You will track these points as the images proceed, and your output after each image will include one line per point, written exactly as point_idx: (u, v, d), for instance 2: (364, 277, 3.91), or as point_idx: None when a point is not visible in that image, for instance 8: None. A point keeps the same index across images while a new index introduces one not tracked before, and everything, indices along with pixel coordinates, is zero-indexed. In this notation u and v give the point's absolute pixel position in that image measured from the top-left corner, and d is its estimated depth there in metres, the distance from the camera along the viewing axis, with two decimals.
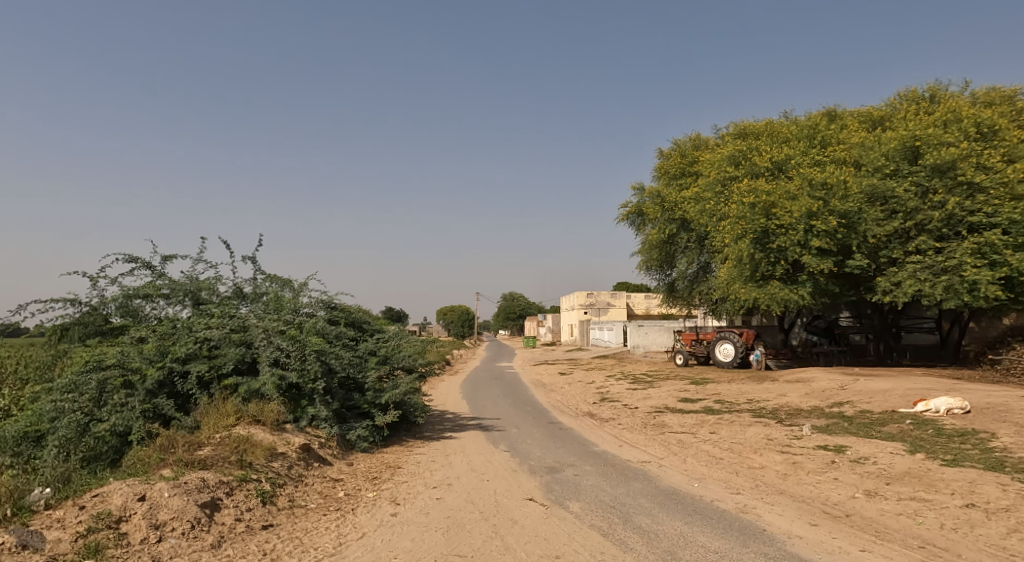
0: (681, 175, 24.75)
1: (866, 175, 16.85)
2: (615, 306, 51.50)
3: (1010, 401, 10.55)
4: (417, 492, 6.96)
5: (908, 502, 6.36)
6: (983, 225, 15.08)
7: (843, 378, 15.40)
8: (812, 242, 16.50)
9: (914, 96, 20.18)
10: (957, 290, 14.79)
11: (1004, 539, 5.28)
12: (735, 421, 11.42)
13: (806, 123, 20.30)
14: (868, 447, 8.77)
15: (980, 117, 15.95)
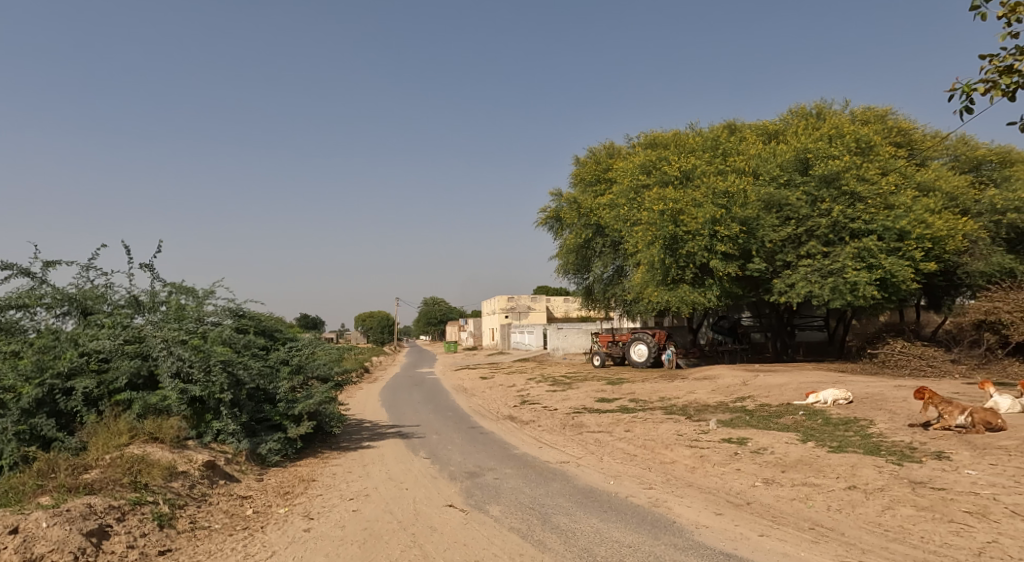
0: (596, 181, 25.49)
1: (763, 185, 18.05)
2: (536, 310, 52.22)
3: (886, 391, 11.62)
4: (332, 505, 6.77)
5: (800, 487, 6.88)
6: (861, 231, 16.51)
7: (745, 375, 16.38)
8: (717, 247, 17.46)
9: (803, 112, 21.86)
10: (841, 290, 16.17)
11: (880, 516, 5.81)
12: (648, 419, 11.91)
13: (710, 135, 21.47)
14: (766, 438, 9.38)
15: (859, 133, 17.50)
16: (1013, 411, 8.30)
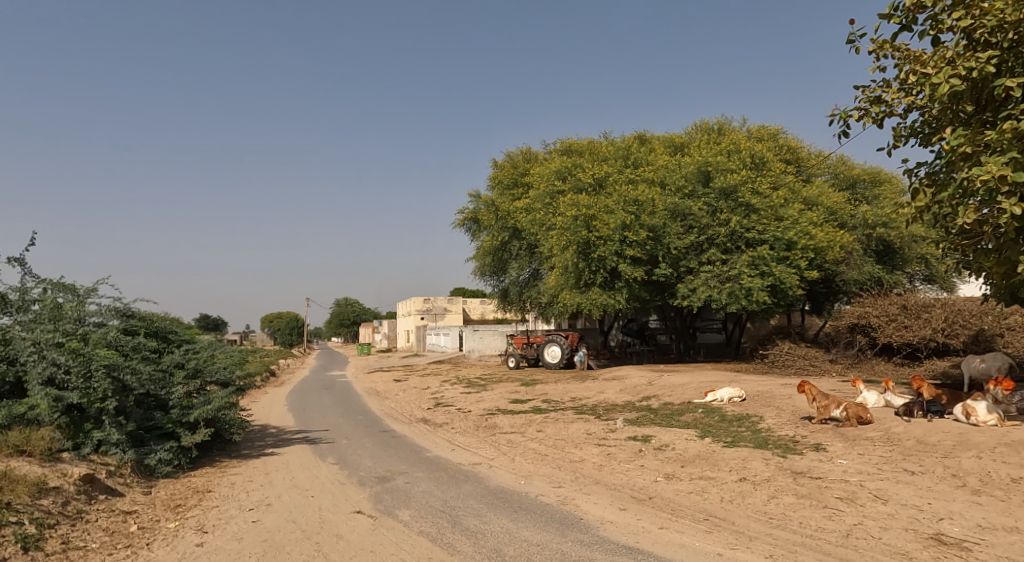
0: (514, 185, 25.73)
1: (670, 195, 18.86)
2: (451, 312, 51.98)
3: (775, 389, 12.49)
4: (228, 517, 6.41)
5: (698, 481, 7.24)
6: (756, 241, 17.69)
7: (651, 375, 17.07)
8: (627, 252, 18.08)
9: (706, 127, 23.15)
10: (737, 295, 17.22)
11: (767, 505, 6.22)
12: (559, 419, 12.13)
13: (621, 144, 22.26)
14: (669, 434, 9.82)
15: (754, 149, 18.76)
16: (880, 405, 9.15)
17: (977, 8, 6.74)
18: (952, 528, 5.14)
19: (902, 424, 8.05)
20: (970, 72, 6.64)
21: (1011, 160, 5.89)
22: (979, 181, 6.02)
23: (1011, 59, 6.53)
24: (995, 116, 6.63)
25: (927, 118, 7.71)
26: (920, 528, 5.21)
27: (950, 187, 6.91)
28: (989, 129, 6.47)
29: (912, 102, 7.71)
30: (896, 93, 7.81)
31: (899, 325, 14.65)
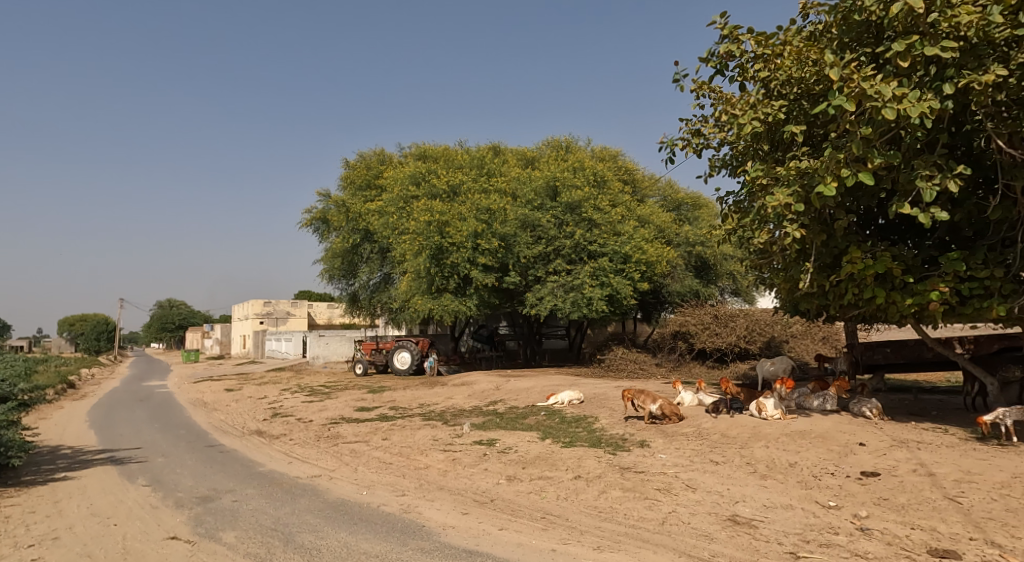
0: (366, 187, 25.10)
1: (520, 206, 19.77)
2: (296, 317, 49.26)
3: (609, 391, 13.48)
4: (5, 556, 5.54)
5: (537, 481, 7.60)
6: (597, 253, 18.87)
7: (497, 380, 17.55)
8: (478, 260, 18.44)
9: (556, 144, 24.50)
10: (579, 304, 18.30)
11: (597, 499, 6.72)
12: (406, 426, 12.04)
13: (475, 153, 22.74)
14: (512, 437, 10.18)
15: (597, 169, 20.21)
16: (694, 404, 10.29)
17: (772, 64, 7.99)
18: (745, 509, 5.94)
19: (710, 420, 9.13)
20: (766, 117, 7.82)
21: (795, 193, 7.03)
22: (771, 209, 7.09)
23: (796, 109, 7.81)
24: (784, 156, 7.86)
25: (735, 152, 8.93)
26: (720, 511, 5.95)
27: (751, 214, 8.04)
28: (779, 166, 7.65)
29: (723, 138, 8.88)
30: (712, 129, 8.94)
31: (711, 332, 16.55)
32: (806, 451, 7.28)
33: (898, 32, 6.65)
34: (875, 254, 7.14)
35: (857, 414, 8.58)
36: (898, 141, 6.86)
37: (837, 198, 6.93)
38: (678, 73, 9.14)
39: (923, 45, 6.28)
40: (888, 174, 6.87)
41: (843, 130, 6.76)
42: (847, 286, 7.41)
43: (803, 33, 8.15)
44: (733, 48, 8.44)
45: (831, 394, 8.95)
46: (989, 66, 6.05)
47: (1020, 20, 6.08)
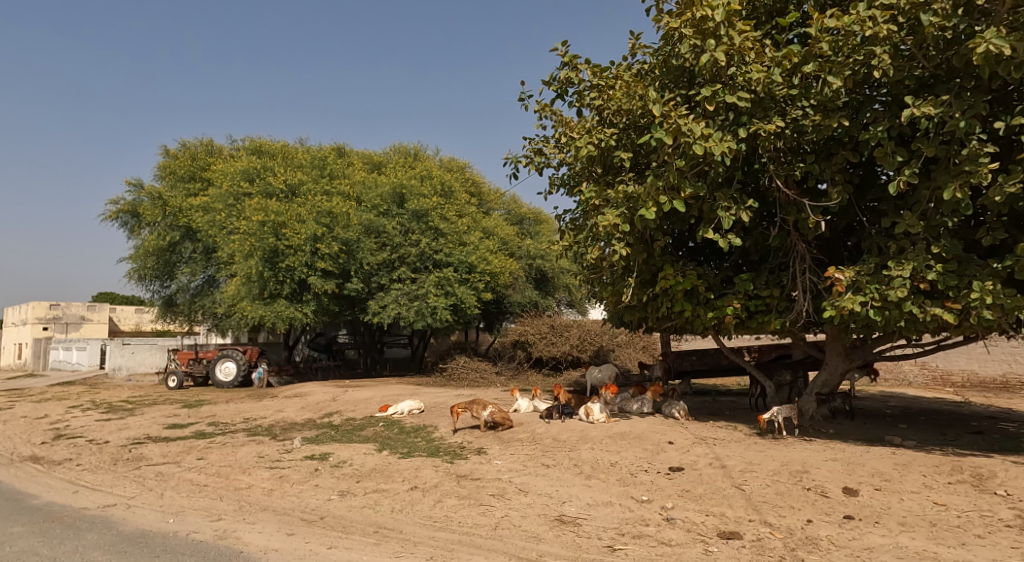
0: (191, 179, 22.89)
1: (365, 211, 19.33)
2: (94, 322, 43.23)
3: (449, 400, 13.60)
4: None
5: (371, 494, 7.45)
6: (442, 262, 19.02)
7: (334, 391, 16.88)
8: (317, 264, 17.65)
9: (404, 150, 24.42)
10: (423, 313, 18.25)
11: (432, 509, 6.75)
12: (227, 443, 11.11)
13: (317, 153, 21.82)
14: (347, 451, 9.85)
15: (445, 179, 20.49)
16: (529, 411, 10.76)
17: (605, 94, 8.70)
18: (570, 508, 6.34)
19: (543, 425, 9.60)
20: (599, 143, 8.48)
21: (622, 214, 7.70)
22: (601, 227, 7.70)
23: (624, 138, 8.57)
24: (614, 179, 8.58)
25: (572, 173, 9.56)
26: (548, 512, 6.29)
27: (584, 231, 8.64)
28: (609, 189, 8.33)
29: (563, 158, 9.46)
30: (552, 149, 9.49)
31: (548, 341, 17.50)
32: (625, 451, 7.97)
33: (706, 79, 7.61)
34: (685, 273, 8.05)
35: (668, 415, 9.58)
36: (705, 175, 7.82)
37: (656, 221, 7.72)
38: (522, 93, 9.59)
39: (724, 94, 7.29)
40: (696, 202, 7.80)
41: (662, 161, 7.56)
42: (663, 300, 8.27)
43: (632, 69, 8.99)
44: (573, 75, 9.06)
45: (648, 397, 9.90)
46: (773, 117, 7.16)
47: (794, 82, 7.29)
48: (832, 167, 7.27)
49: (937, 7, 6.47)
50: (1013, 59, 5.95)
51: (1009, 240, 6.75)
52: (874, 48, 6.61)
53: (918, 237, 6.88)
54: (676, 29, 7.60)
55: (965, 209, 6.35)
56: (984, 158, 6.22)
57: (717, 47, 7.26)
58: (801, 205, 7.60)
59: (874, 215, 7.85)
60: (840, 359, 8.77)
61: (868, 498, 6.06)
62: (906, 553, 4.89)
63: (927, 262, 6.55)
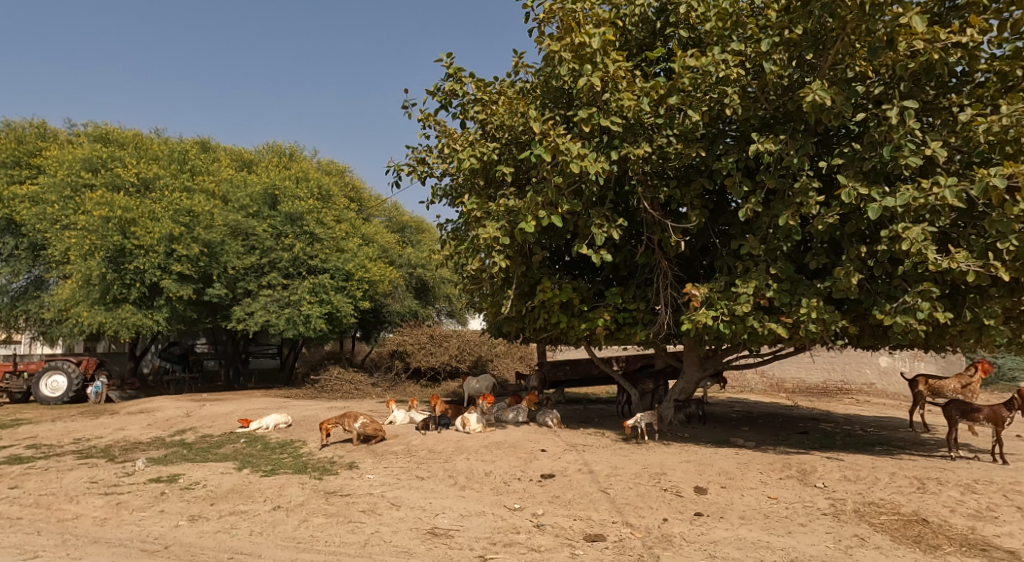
0: (16, 166, 20.08)
1: (231, 211, 18.06)
2: None
3: (319, 413, 12.98)
4: None
5: (226, 518, 6.90)
6: (318, 268, 18.19)
7: (188, 406, 15.50)
8: (172, 267, 16.19)
9: (278, 149, 23.29)
10: (294, 321, 17.34)
11: (295, 530, 6.39)
12: (52, 468, 9.77)
13: (177, 146, 20.14)
14: (200, 471, 9.07)
15: (322, 182, 19.79)
16: (405, 423, 10.58)
17: (488, 109, 8.86)
18: (442, 520, 6.29)
19: (419, 437, 9.47)
20: (481, 156, 8.59)
21: (502, 227, 7.84)
22: (482, 239, 7.78)
23: (506, 153, 8.76)
24: (495, 193, 8.72)
25: (455, 184, 9.60)
26: (419, 526, 6.19)
27: (465, 242, 8.68)
28: (491, 202, 8.45)
29: (445, 169, 9.47)
30: (435, 159, 9.47)
31: (427, 351, 17.39)
32: (499, 460, 8.06)
33: (583, 102, 7.99)
34: (561, 285, 8.35)
35: (542, 423, 9.85)
36: (580, 193, 8.18)
37: (534, 235, 7.95)
38: (406, 101, 9.48)
39: (599, 117, 7.70)
40: (572, 218, 8.13)
41: (541, 177, 7.81)
42: (540, 312, 8.51)
43: (515, 86, 9.22)
44: (456, 87, 9.11)
45: (523, 407, 10.11)
46: (642, 142, 7.66)
47: (661, 112, 7.86)
48: (691, 192, 7.91)
49: (778, 56, 7.32)
50: (836, 107, 6.86)
51: (831, 263, 7.73)
52: (727, 87, 7.30)
53: (760, 258, 7.66)
54: (556, 52, 7.91)
55: (797, 235, 7.19)
56: (813, 191, 7.08)
57: (593, 73, 7.65)
58: (664, 225, 8.18)
59: (725, 238, 8.63)
60: (695, 368, 9.49)
61: (715, 495, 6.61)
62: (745, 544, 5.39)
63: (767, 281, 7.32)
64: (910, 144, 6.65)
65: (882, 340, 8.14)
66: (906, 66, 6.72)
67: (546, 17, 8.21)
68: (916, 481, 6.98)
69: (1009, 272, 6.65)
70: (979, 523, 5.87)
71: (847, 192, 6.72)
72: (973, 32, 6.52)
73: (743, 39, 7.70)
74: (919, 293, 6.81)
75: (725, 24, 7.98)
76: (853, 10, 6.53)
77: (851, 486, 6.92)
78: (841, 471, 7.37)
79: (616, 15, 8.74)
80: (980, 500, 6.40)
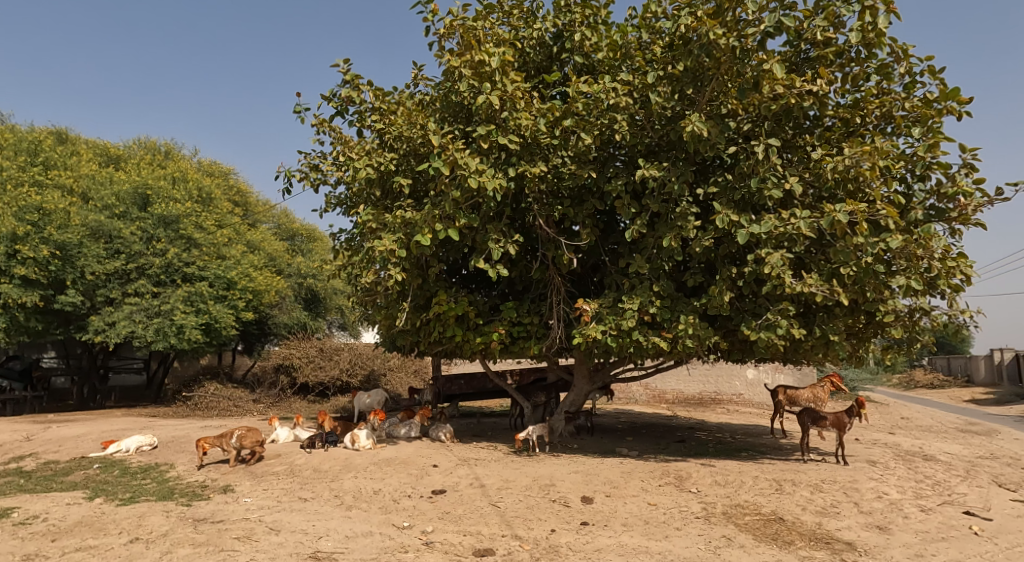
0: None
1: (93, 210, 16.29)
2: None
3: (190, 433, 11.98)
4: None
5: (72, 554, 6.15)
6: (194, 276, 16.83)
7: (31, 428, 13.70)
8: (14, 271, 14.33)
9: (152, 146, 21.50)
10: (165, 332, 15.93)
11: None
12: None
13: (27, 135, 17.98)
14: (41, 503, 8.02)
15: (202, 184, 18.48)
16: (288, 441, 10.05)
17: (387, 119, 8.75)
18: (326, 543, 6.02)
19: (303, 456, 9.02)
20: (378, 166, 8.45)
21: (399, 239, 7.73)
22: (378, 251, 7.62)
23: (404, 164, 8.68)
24: (392, 204, 8.60)
25: (350, 193, 9.36)
26: (300, 550, 5.89)
27: (359, 253, 8.46)
28: (387, 213, 8.31)
29: (340, 177, 9.21)
30: (330, 166, 9.18)
31: (315, 365, 16.49)
32: (389, 477, 7.86)
33: (482, 118, 8.11)
34: (457, 299, 8.36)
35: (435, 438, 9.77)
36: (477, 207, 8.27)
37: (431, 248, 7.91)
38: (299, 105, 9.13)
39: (497, 134, 7.86)
40: (469, 233, 8.20)
41: (439, 190, 7.81)
42: (435, 325, 8.46)
43: (414, 98, 9.20)
44: (354, 94, 8.91)
45: (415, 422, 9.97)
46: (538, 161, 7.91)
47: (556, 133, 8.13)
48: (583, 212, 8.26)
49: (662, 89, 7.91)
50: (711, 139, 7.49)
51: (706, 283, 8.37)
52: (617, 114, 7.74)
53: (644, 277, 8.14)
54: (456, 68, 7.99)
55: (677, 256, 7.73)
56: (691, 216, 7.65)
57: (492, 91, 7.81)
58: (558, 243, 8.47)
59: (614, 256, 9.07)
60: (585, 382, 9.85)
61: (600, 504, 6.87)
62: (627, 550, 5.64)
63: (650, 298, 7.78)
64: (772, 178, 7.40)
65: (749, 354, 8.91)
66: (769, 107, 7.46)
67: (446, 32, 8.28)
68: (775, 483, 7.69)
69: (850, 294, 7.55)
70: (825, 519, 6.57)
71: (720, 218, 7.33)
72: (823, 82, 7.37)
73: (632, 69, 8.46)
74: (779, 311, 7.55)
75: (616, 55, 8.66)
76: (726, 53, 7.15)
77: (721, 489, 7.48)
78: (712, 476, 7.95)
79: (515, 36, 9.01)
80: (826, 498, 7.17)
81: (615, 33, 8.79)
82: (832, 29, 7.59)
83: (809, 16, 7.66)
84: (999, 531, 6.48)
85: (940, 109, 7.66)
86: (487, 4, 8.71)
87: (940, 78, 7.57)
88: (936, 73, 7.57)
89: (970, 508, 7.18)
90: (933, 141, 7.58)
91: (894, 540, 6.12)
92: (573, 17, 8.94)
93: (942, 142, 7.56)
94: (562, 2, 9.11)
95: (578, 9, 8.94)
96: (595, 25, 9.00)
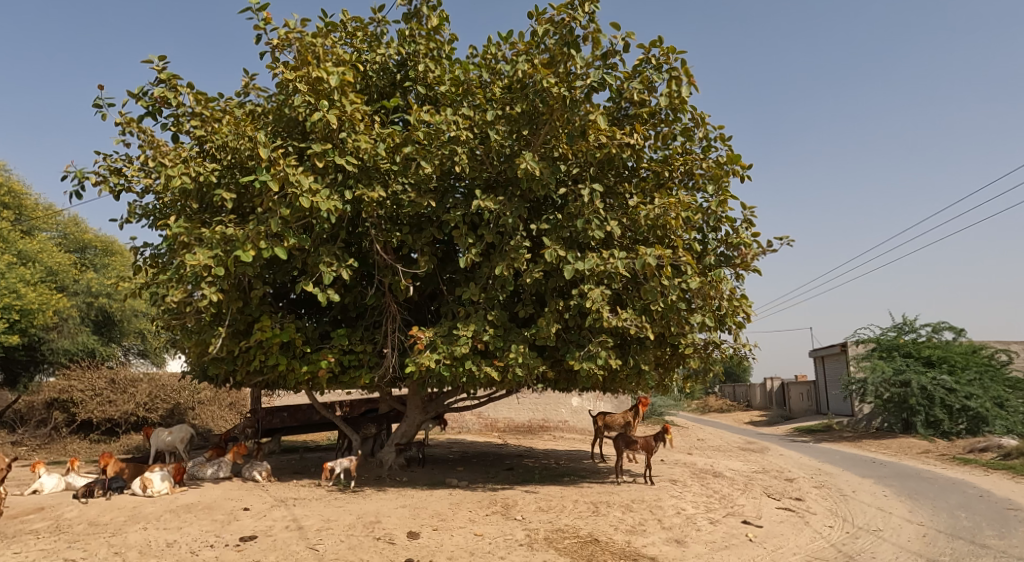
0: None
1: None
2: None
3: None
4: None
5: None
6: None
7: None
8: None
9: None
10: None
11: None
12: None
13: None
14: None
15: None
16: (58, 490, 8.47)
17: (209, 126, 7.96)
18: None
19: (75, 507, 7.57)
20: (196, 176, 7.62)
21: (216, 257, 6.95)
22: (190, 268, 6.78)
23: (227, 176, 7.98)
24: (211, 219, 7.81)
25: (160, 203, 8.38)
26: None
27: (167, 270, 7.51)
28: (203, 227, 7.50)
29: (148, 184, 8.19)
30: (136, 172, 8.12)
31: (102, 400, 14.15)
32: (187, 526, 6.90)
33: (318, 137, 7.76)
34: (282, 325, 7.77)
35: (248, 477, 8.89)
36: (309, 229, 7.84)
37: (253, 267, 7.30)
38: (98, 98, 7.94)
39: (333, 155, 7.57)
40: (300, 254, 7.72)
41: (266, 207, 7.28)
42: (255, 353, 7.75)
43: (243, 108, 8.57)
44: (169, 96, 8.01)
45: (225, 461, 9.04)
46: (376, 186, 7.72)
47: (396, 159, 7.97)
48: (422, 240, 8.26)
49: (500, 127, 8.20)
50: (543, 179, 7.95)
51: (535, 314, 8.76)
52: (457, 146, 7.89)
53: (479, 305, 8.29)
54: (289, 81, 7.64)
55: (510, 286, 8.01)
56: (524, 249, 8.00)
57: (328, 109, 7.50)
58: (395, 269, 8.32)
59: (451, 285, 9.16)
60: (418, 412, 9.66)
61: (426, 538, 6.71)
62: None
63: (484, 326, 7.93)
64: (595, 220, 8.03)
65: (571, 383, 9.43)
66: (594, 154, 8.19)
67: (281, 43, 7.85)
68: (592, 505, 8.14)
69: (658, 328, 8.39)
70: (634, 537, 7.10)
71: (550, 252, 7.77)
72: (638, 136, 8.24)
73: (472, 105, 8.65)
74: (599, 343, 8.14)
75: (457, 90, 8.89)
76: (558, 101, 7.66)
77: (543, 515, 7.74)
78: (535, 502, 8.20)
79: (357, 58, 8.83)
80: (635, 517, 7.77)
81: (458, 69, 9.03)
82: (646, 92, 8.56)
83: (628, 78, 8.51)
84: (768, 536, 7.53)
85: (728, 170, 8.98)
86: (328, 22, 8.45)
87: (728, 145, 8.88)
88: (726, 141, 8.86)
89: (748, 517, 8.26)
90: (723, 198, 8.85)
91: (689, 552, 6.80)
92: (417, 48, 9.05)
93: (729, 199, 8.86)
94: (406, 32, 9.16)
95: (422, 41, 9.07)
96: (439, 59, 9.19)
